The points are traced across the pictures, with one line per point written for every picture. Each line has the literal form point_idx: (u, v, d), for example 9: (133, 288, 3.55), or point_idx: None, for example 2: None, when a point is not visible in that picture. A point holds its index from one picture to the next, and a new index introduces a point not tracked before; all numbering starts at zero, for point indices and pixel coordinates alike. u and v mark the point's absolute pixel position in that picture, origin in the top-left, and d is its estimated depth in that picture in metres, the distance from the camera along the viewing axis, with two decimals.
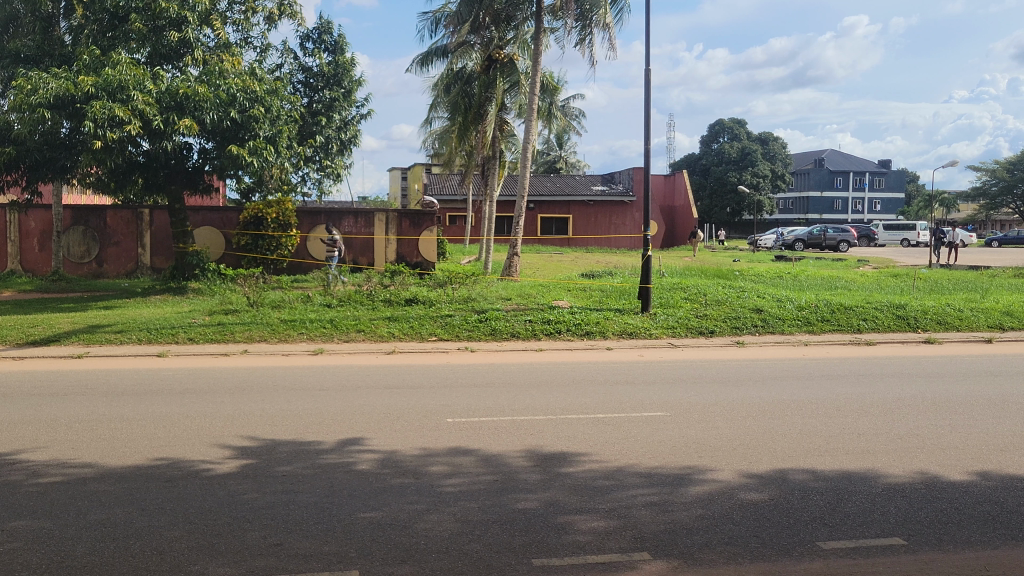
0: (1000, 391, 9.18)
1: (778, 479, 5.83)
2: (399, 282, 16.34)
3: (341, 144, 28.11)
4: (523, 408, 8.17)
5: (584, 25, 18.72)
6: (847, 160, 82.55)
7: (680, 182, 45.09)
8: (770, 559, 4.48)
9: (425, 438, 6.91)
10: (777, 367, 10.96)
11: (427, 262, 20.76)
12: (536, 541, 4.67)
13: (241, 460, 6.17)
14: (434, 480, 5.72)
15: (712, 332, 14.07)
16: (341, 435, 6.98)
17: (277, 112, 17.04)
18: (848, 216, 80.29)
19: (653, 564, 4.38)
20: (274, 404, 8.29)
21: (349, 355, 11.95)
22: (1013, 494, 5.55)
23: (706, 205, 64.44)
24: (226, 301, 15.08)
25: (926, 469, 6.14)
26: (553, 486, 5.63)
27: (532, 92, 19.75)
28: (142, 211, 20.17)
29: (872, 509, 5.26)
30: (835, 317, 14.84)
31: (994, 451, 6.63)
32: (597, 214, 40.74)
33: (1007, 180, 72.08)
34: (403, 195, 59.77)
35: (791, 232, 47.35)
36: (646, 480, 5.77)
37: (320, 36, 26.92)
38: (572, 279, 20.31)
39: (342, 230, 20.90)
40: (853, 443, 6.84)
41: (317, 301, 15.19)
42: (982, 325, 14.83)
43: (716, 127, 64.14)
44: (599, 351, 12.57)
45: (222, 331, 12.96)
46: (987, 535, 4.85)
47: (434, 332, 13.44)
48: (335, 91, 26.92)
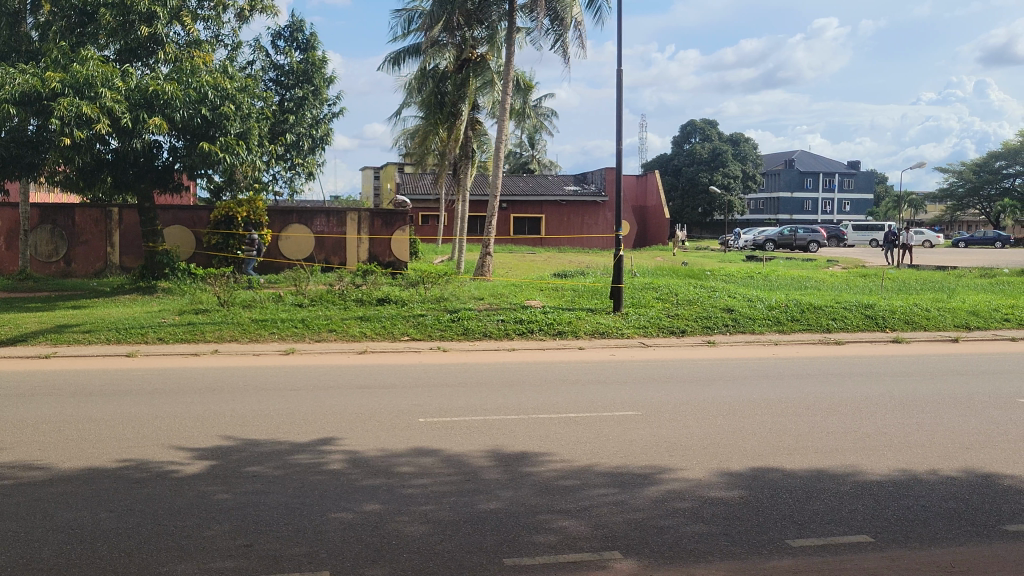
0: (966, 389, 9.30)
1: (747, 478, 5.87)
2: (370, 282, 16.29)
3: (313, 142, 27.97)
4: (495, 408, 8.17)
5: (556, 24, 18.72)
6: (817, 161, 83.31)
7: (652, 182, 45.27)
8: (739, 557, 4.51)
9: (394, 438, 6.89)
10: (748, 366, 11.02)
11: (399, 261, 20.85)
12: (506, 540, 4.68)
13: (208, 461, 6.13)
14: (404, 481, 5.71)
15: (683, 331, 14.14)
16: (310, 435, 6.96)
17: (247, 109, 16.90)
18: (818, 217, 81.00)
19: (624, 564, 4.40)
20: (243, 404, 8.24)
21: (320, 356, 11.90)
22: (978, 492, 5.63)
23: (677, 205, 64.76)
24: (197, 300, 14.91)
25: (894, 467, 6.19)
26: (524, 486, 5.64)
27: (505, 92, 19.73)
28: (110, 210, 19.93)
29: (839, 506, 5.32)
30: (805, 317, 14.95)
31: (959, 450, 6.71)
32: (569, 214, 40.83)
33: (973, 180, 73.00)
34: (375, 195, 59.63)
35: (761, 232, 47.68)
36: (616, 480, 5.79)
37: (292, 34, 26.82)
38: (544, 279, 20.25)
39: (314, 230, 20.76)
40: (821, 442, 6.90)
41: (288, 300, 15.10)
42: (948, 324, 15.01)
43: (688, 127, 64.57)
44: (571, 351, 12.58)
45: (192, 331, 12.86)
46: (953, 532, 4.92)
47: (406, 332, 13.40)
48: (306, 88, 26.79)
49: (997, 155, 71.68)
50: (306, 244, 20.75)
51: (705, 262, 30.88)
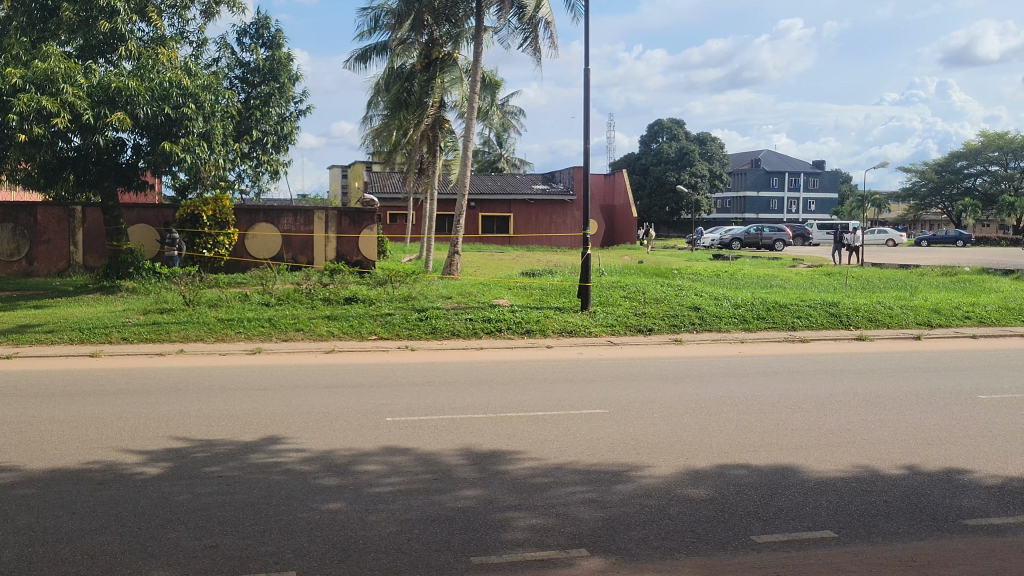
0: (928, 386, 9.47)
1: (713, 475, 5.92)
2: (338, 282, 16.15)
3: (279, 139, 27.78)
4: (463, 407, 8.17)
5: (524, 23, 18.71)
6: (782, 161, 84.12)
7: (620, 181, 45.45)
8: (705, 554, 4.55)
9: (362, 438, 6.87)
10: (715, 364, 11.11)
11: (367, 261, 20.64)
12: (474, 539, 4.68)
13: (169, 462, 6.06)
14: (372, 480, 5.68)
15: (650, 329, 14.23)
16: (278, 436, 6.92)
17: (211, 107, 16.73)
18: (784, 216, 81.79)
19: (591, 561, 4.42)
20: (208, 404, 8.18)
21: (287, 355, 11.82)
22: (940, 487, 5.71)
23: (645, 204, 64.98)
24: (161, 300, 14.75)
25: (860, 463, 6.28)
26: (491, 484, 5.65)
27: (473, 91, 19.60)
28: (74, 207, 19.73)
29: (803, 502, 5.38)
30: (771, 315, 15.09)
31: (921, 446, 6.82)
32: (538, 213, 40.91)
33: (935, 180, 74.03)
34: (344, 194, 59.43)
35: (728, 230, 48.00)
36: (583, 477, 5.80)
37: (258, 31, 26.65)
38: (511, 279, 19.66)
39: (280, 229, 20.67)
40: (787, 439, 6.97)
41: (254, 300, 14.96)
42: (911, 322, 15.23)
43: (656, 127, 65.07)
44: (540, 350, 12.59)
45: (157, 331, 12.72)
46: (915, 527, 4.99)
47: (374, 332, 13.34)
48: (272, 86, 26.66)
49: (958, 155, 72.78)
50: (273, 243, 20.65)
51: (672, 261, 29.66)
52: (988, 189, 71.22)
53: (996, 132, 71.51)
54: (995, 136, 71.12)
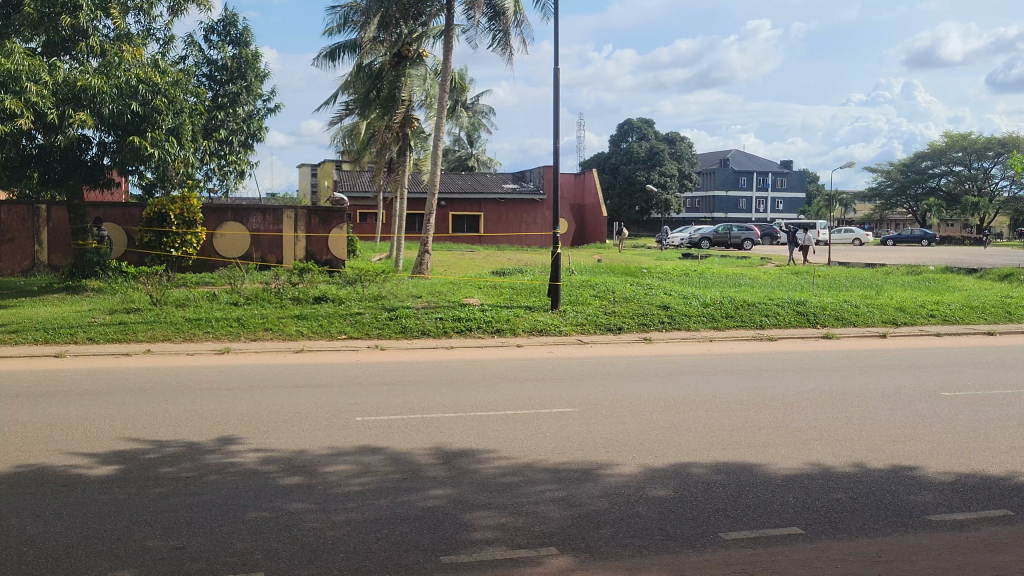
0: (893, 384, 9.57)
1: (682, 473, 5.95)
2: (307, 281, 16.07)
3: (247, 138, 27.61)
4: (435, 407, 8.16)
5: (495, 22, 18.70)
6: (751, 161, 84.78)
7: (590, 181, 45.58)
8: (674, 551, 4.57)
9: (332, 438, 6.85)
10: (684, 363, 11.19)
11: (337, 261, 20.61)
12: (443, 539, 4.67)
13: (136, 463, 6.01)
14: (341, 480, 5.67)
15: (620, 328, 14.29)
16: (246, 436, 6.88)
17: (179, 104, 16.65)
18: (752, 215, 82.42)
19: (560, 560, 4.43)
20: (175, 405, 8.11)
21: (255, 355, 11.75)
22: (905, 484, 5.78)
23: (615, 203, 65.18)
24: (128, 300, 14.60)
25: (825, 460, 6.35)
26: (459, 482, 5.66)
27: (443, 90, 19.53)
28: (39, 206, 19.47)
29: (771, 499, 5.42)
30: (739, 313, 15.21)
31: (887, 442, 6.89)
32: (508, 212, 40.92)
33: (901, 180, 74.89)
34: (314, 193, 59.17)
35: (696, 230, 48.30)
36: (550, 476, 5.82)
37: (225, 28, 26.36)
38: (481, 279, 19.38)
39: (249, 228, 20.54)
40: (755, 436, 7.03)
41: (223, 300, 14.84)
42: (876, 320, 15.40)
43: (625, 127, 65.32)
44: (510, 349, 12.60)
45: (124, 331, 12.60)
46: (880, 523, 5.05)
47: (343, 331, 13.28)
48: (239, 85, 26.48)
49: (923, 155, 73.68)
50: (241, 241, 20.50)
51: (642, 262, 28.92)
52: (952, 189, 72.08)
53: (960, 132, 72.47)
54: (958, 136, 72.11)
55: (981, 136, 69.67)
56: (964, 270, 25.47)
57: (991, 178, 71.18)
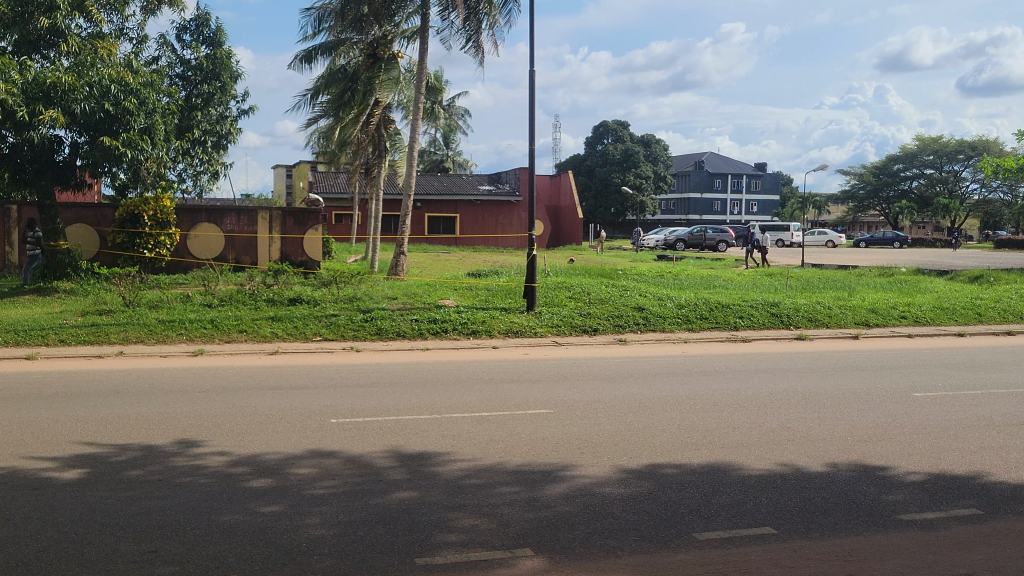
0: (864, 385, 9.64)
1: (656, 474, 5.97)
2: (282, 282, 16.06)
3: (219, 139, 27.46)
4: (409, 408, 8.16)
5: (469, 24, 18.68)
6: (726, 164, 85.27)
7: (566, 182, 45.64)
8: (649, 552, 4.59)
9: (305, 440, 6.82)
10: (658, 364, 11.22)
11: (312, 262, 20.40)
12: (417, 540, 4.67)
13: (106, 466, 5.97)
14: (314, 483, 5.64)
15: (595, 329, 14.34)
16: (218, 439, 6.84)
17: (152, 104, 16.60)
18: (727, 217, 82.91)
19: (533, 561, 4.44)
20: (147, 408, 8.04)
21: (230, 356, 11.73)
22: (875, 484, 5.83)
23: (590, 205, 65.32)
24: (101, 301, 14.54)
25: (797, 460, 6.39)
26: (433, 485, 5.66)
27: (418, 92, 19.45)
28: (9, 207, 19.25)
29: (744, 499, 5.46)
30: (713, 314, 15.29)
31: (859, 443, 6.96)
32: (484, 213, 40.91)
33: (873, 183, 75.58)
34: (288, 194, 58.92)
35: (672, 232, 48.60)
36: (523, 477, 5.83)
37: (198, 28, 26.23)
38: (457, 279, 19.98)
39: (224, 229, 20.42)
40: (728, 437, 7.06)
41: (197, 300, 14.81)
42: (849, 321, 15.55)
43: (600, 129, 65.37)
44: (485, 350, 12.64)
45: (96, 332, 12.52)
46: (851, 522, 5.09)
47: (318, 332, 13.25)
48: (213, 86, 26.34)
49: (895, 158, 74.47)
50: (216, 243, 20.34)
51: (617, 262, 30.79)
52: (924, 192, 72.85)
53: (931, 136, 73.31)
54: (930, 140, 72.92)
55: (952, 140, 70.75)
56: (935, 272, 25.76)
57: (962, 181, 72.14)
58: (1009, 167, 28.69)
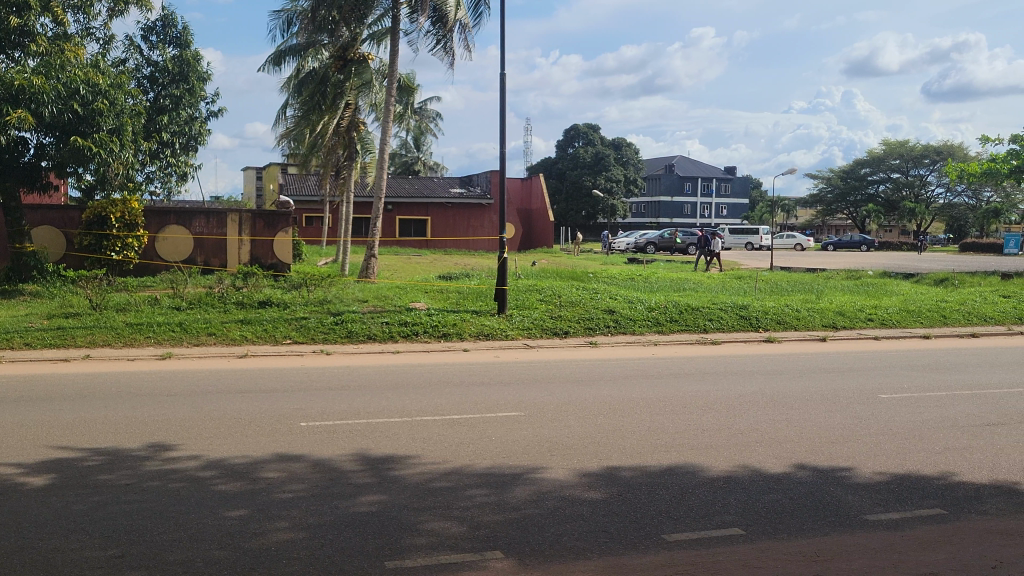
0: (831, 387, 9.73)
1: (623, 476, 6.00)
2: (252, 284, 15.98)
3: (187, 141, 27.23)
4: (379, 412, 8.12)
5: (439, 26, 18.65)
6: (695, 168, 85.84)
7: (538, 185, 45.68)
8: (617, 553, 4.61)
9: (273, 443, 6.79)
10: (627, 367, 11.26)
11: (282, 263, 20.54)
12: (386, 543, 4.66)
13: (70, 471, 5.92)
14: (281, 487, 5.60)
15: (566, 332, 14.37)
16: (185, 442, 6.79)
17: (121, 105, 16.68)
18: (697, 221, 83.43)
19: (503, 563, 4.44)
20: (114, 412, 7.95)
21: (199, 360, 11.63)
22: (842, 484, 5.89)
23: (561, 208, 65.37)
24: (67, 305, 14.38)
25: (765, 461, 6.46)
26: (400, 488, 5.64)
27: (388, 96, 19.32)
28: None
29: (712, 501, 5.50)
30: (683, 317, 15.38)
31: (825, 444, 7.03)
32: (455, 216, 40.92)
33: (841, 187, 76.36)
34: (258, 195, 58.51)
35: (642, 235, 48.81)
36: (493, 480, 5.85)
37: (164, 28, 26.02)
38: (430, 279, 21.07)
39: (193, 231, 20.17)
40: (696, 439, 7.11)
41: (165, 304, 14.66)
42: (817, 324, 15.70)
43: (571, 132, 65.51)
44: (456, 353, 12.65)
45: (62, 336, 12.35)
46: (818, 523, 5.14)
47: (289, 336, 13.17)
48: (181, 87, 26.15)
49: (862, 162, 75.31)
50: (185, 245, 20.11)
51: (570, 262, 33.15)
52: (890, 196, 73.73)
53: (897, 141, 74.28)
54: (896, 144, 73.88)
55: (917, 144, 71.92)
56: (900, 275, 26.08)
57: (927, 185, 73.06)
58: (972, 171, 29.11)
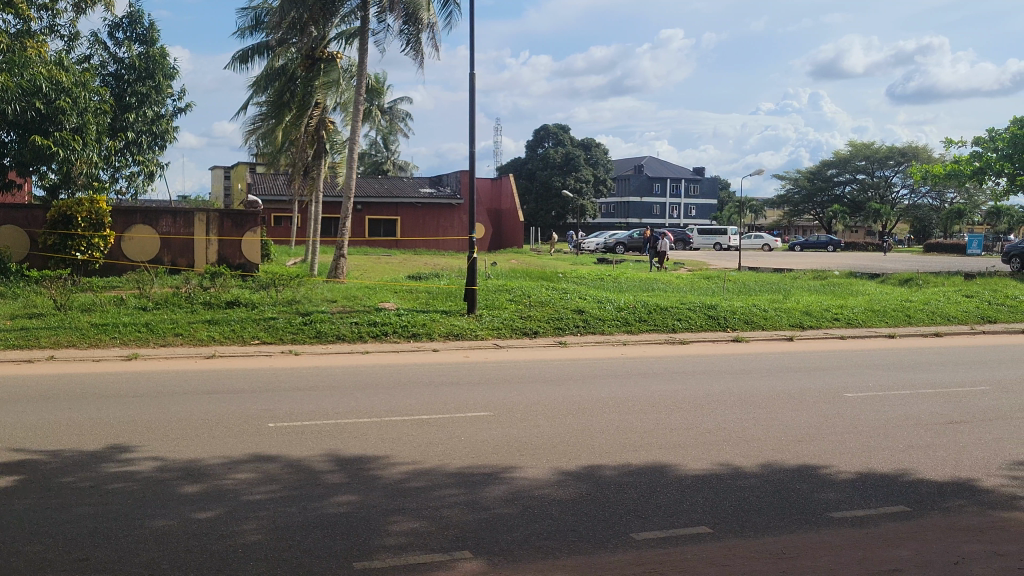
0: (798, 385, 9.82)
1: (590, 475, 6.02)
2: (220, 284, 15.87)
3: (154, 138, 26.99)
4: (348, 412, 8.09)
5: (409, 26, 18.62)
6: (665, 168, 86.27)
7: (507, 186, 45.71)
8: (586, 552, 4.62)
9: (240, 444, 6.74)
10: (597, 366, 11.30)
11: (250, 263, 20.45)
12: (354, 543, 4.65)
13: (34, 473, 5.84)
14: (247, 488, 5.57)
15: (535, 332, 14.39)
16: (151, 444, 6.73)
17: (85, 104, 17.58)
18: (667, 220, 83.88)
19: (472, 563, 4.44)
20: (78, 414, 7.85)
21: (166, 360, 11.53)
22: (808, 482, 5.95)
23: (531, 208, 65.39)
24: (31, 305, 14.22)
25: (732, 459, 6.50)
26: (370, 488, 5.63)
27: (358, 95, 19.23)
28: None
29: (680, 499, 5.53)
30: (651, 317, 15.46)
31: (792, 442, 7.09)
32: (425, 215, 40.86)
33: (808, 188, 77.05)
34: (226, 195, 58.07)
35: (612, 236, 49.01)
36: (462, 479, 5.85)
37: (130, 25, 25.75)
38: (400, 279, 21.01)
39: (159, 231, 19.94)
40: (666, 438, 7.14)
41: (130, 304, 14.51)
42: (785, 324, 15.84)
43: (541, 133, 65.60)
44: (426, 353, 12.63)
45: (25, 336, 12.19)
46: (785, 520, 5.19)
47: (256, 336, 13.09)
48: (148, 85, 25.91)
49: (829, 163, 76.03)
50: (151, 245, 19.88)
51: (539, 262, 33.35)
52: (856, 197, 74.55)
53: (862, 142, 75.10)
54: (861, 146, 74.69)
55: (883, 146, 72.91)
56: (865, 275, 26.43)
57: (892, 187, 73.92)
58: (936, 173, 29.53)
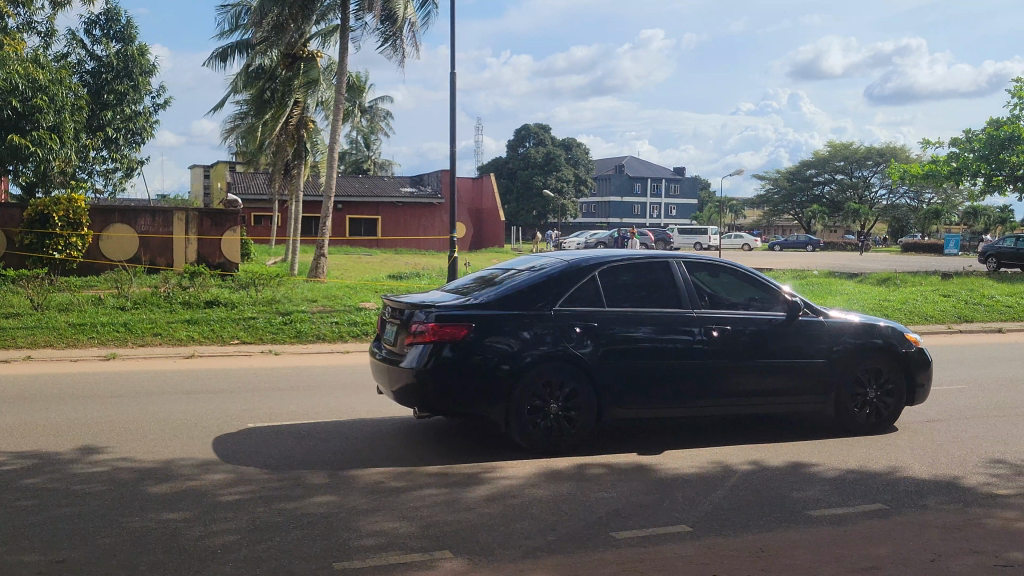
0: None
1: (570, 475, 6.02)
2: (199, 284, 15.78)
3: (131, 136, 26.81)
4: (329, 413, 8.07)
5: (389, 24, 18.58)
6: (646, 168, 86.47)
7: (488, 186, 45.69)
8: (566, 551, 4.63)
9: (218, 445, 6.71)
10: None
11: (230, 262, 20.40)
12: (334, 544, 4.64)
13: (7, 475, 5.79)
14: (225, 489, 5.54)
15: None
16: (128, 445, 6.68)
17: (62, 101, 17.49)
18: (647, 220, 84.06)
19: (452, 562, 4.44)
20: (56, 415, 7.79)
21: (145, 360, 11.45)
22: (786, 481, 5.98)
23: (512, 208, 65.37)
24: (7, 304, 14.09)
25: (711, 459, 6.52)
26: (350, 489, 5.61)
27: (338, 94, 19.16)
28: None
29: (659, 498, 5.54)
30: None
31: (771, 441, 7.12)
32: (406, 215, 40.78)
33: (788, 188, 77.41)
34: (206, 194, 57.72)
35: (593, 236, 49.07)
36: (441, 480, 5.84)
37: (107, 23, 25.57)
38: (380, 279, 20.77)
39: (138, 229, 19.80)
40: (646, 438, 7.16)
41: (109, 304, 14.41)
42: None
43: (522, 132, 65.52)
44: None
45: (2, 336, 12.07)
46: (763, 519, 5.21)
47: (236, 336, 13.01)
48: (125, 84, 25.73)
49: (809, 163, 76.43)
50: (129, 244, 19.74)
51: None
52: (835, 197, 74.96)
53: (841, 143, 75.54)
54: (840, 146, 75.13)
55: (862, 146, 73.30)
56: (845, 275, 26.56)
57: (871, 187, 74.34)
58: (914, 173, 29.73)
